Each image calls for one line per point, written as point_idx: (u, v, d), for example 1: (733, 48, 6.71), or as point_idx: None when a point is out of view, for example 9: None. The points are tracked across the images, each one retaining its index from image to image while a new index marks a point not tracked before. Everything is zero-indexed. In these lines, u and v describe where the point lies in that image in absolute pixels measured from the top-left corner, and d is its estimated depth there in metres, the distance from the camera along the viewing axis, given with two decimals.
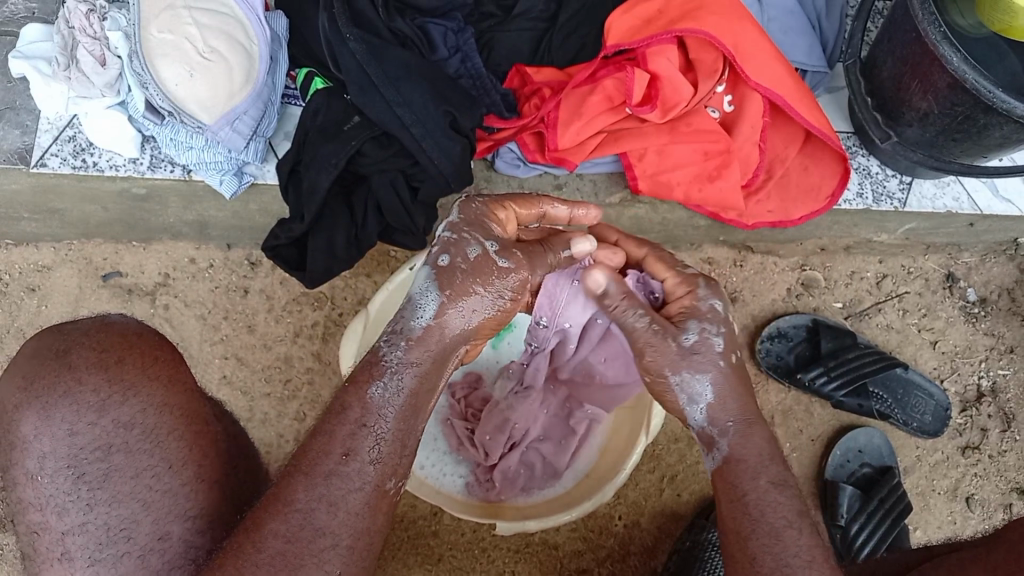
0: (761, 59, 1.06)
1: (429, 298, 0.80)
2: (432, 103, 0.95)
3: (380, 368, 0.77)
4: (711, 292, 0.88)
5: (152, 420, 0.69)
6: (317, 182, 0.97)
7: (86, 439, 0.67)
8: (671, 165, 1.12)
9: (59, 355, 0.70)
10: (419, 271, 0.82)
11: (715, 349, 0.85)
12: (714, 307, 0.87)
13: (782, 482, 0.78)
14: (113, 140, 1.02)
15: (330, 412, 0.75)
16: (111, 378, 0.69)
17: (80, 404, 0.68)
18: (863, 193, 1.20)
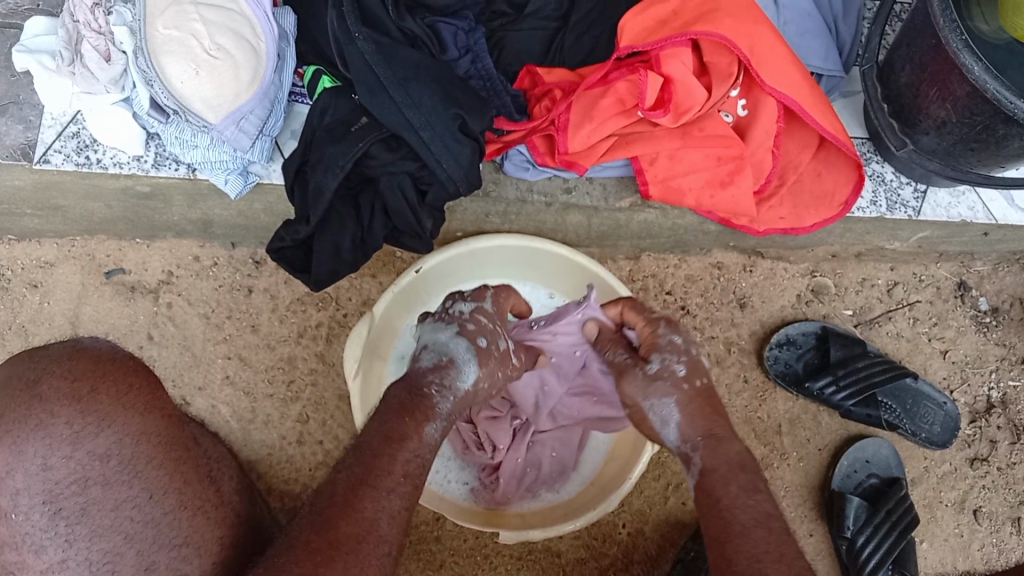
0: (777, 64, 1.05)
1: (469, 366, 0.88)
2: (441, 105, 0.93)
3: (435, 412, 0.83)
4: (671, 326, 0.93)
5: (129, 450, 0.67)
6: (324, 184, 0.96)
7: (62, 473, 0.65)
8: (682, 170, 1.10)
9: (27, 385, 0.66)
10: (457, 338, 0.89)
11: (678, 372, 0.89)
12: (671, 342, 0.91)
13: (754, 491, 0.78)
14: (118, 137, 1.01)
15: (391, 438, 0.78)
16: (83, 410, 0.67)
17: (53, 437, 0.65)
18: (876, 201, 1.19)
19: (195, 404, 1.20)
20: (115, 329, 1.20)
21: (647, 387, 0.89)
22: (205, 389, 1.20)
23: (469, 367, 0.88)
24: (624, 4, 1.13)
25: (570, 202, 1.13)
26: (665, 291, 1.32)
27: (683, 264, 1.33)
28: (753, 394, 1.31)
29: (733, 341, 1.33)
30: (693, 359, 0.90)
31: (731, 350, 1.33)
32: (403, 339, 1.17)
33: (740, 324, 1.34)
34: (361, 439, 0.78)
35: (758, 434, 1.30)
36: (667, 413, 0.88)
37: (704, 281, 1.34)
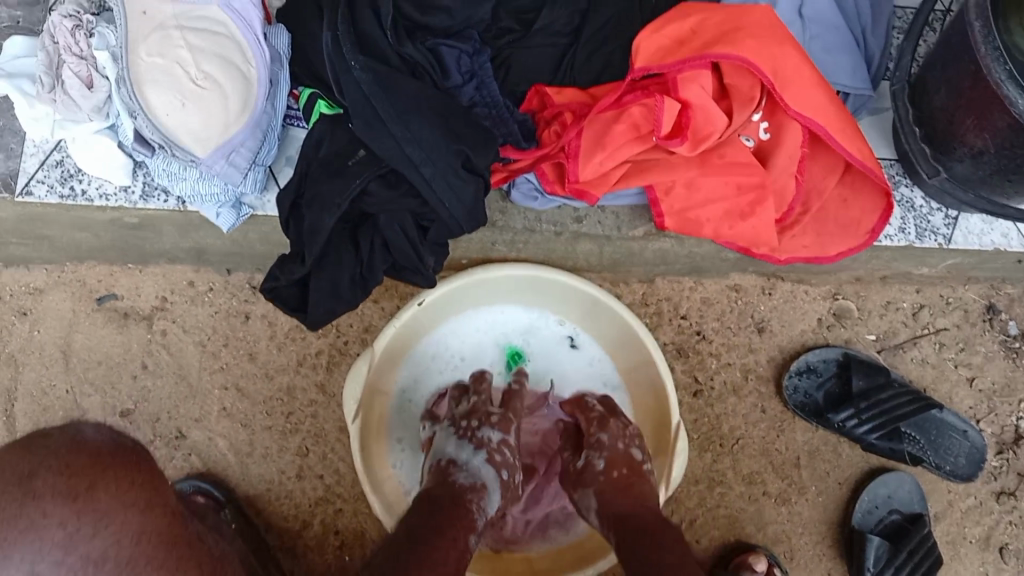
0: (803, 86, 0.98)
1: (495, 493, 0.86)
2: (443, 140, 0.87)
3: (475, 524, 0.79)
4: (603, 421, 0.99)
5: (128, 551, 0.56)
6: (319, 223, 0.90)
7: None
8: (700, 200, 1.03)
9: None
10: (478, 460, 0.88)
11: (599, 466, 0.92)
12: (598, 437, 0.96)
13: (661, 544, 0.75)
14: (103, 167, 0.96)
15: (435, 536, 0.72)
16: None
17: (44, 541, 0.53)
18: (905, 228, 1.12)
19: (191, 436, 1.16)
20: (108, 358, 1.16)
21: (577, 479, 0.93)
22: (202, 421, 1.16)
23: (496, 495, 0.86)
24: (639, 20, 1.06)
25: (580, 232, 1.08)
26: (679, 316, 1.27)
27: (699, 287, 1.27)
28: (770, 424, 1.26)
29: (751, 368, 1.27)
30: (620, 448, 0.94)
31: (748, 377, 1.27)
32: (403, 371, 1.13)
33: (758, 349, 1.28)
34: (401, 532, 0.73)
35: (776, 467, 1.25)
36: (588, 503, 0.89)
37: (720, 304, 1.28)
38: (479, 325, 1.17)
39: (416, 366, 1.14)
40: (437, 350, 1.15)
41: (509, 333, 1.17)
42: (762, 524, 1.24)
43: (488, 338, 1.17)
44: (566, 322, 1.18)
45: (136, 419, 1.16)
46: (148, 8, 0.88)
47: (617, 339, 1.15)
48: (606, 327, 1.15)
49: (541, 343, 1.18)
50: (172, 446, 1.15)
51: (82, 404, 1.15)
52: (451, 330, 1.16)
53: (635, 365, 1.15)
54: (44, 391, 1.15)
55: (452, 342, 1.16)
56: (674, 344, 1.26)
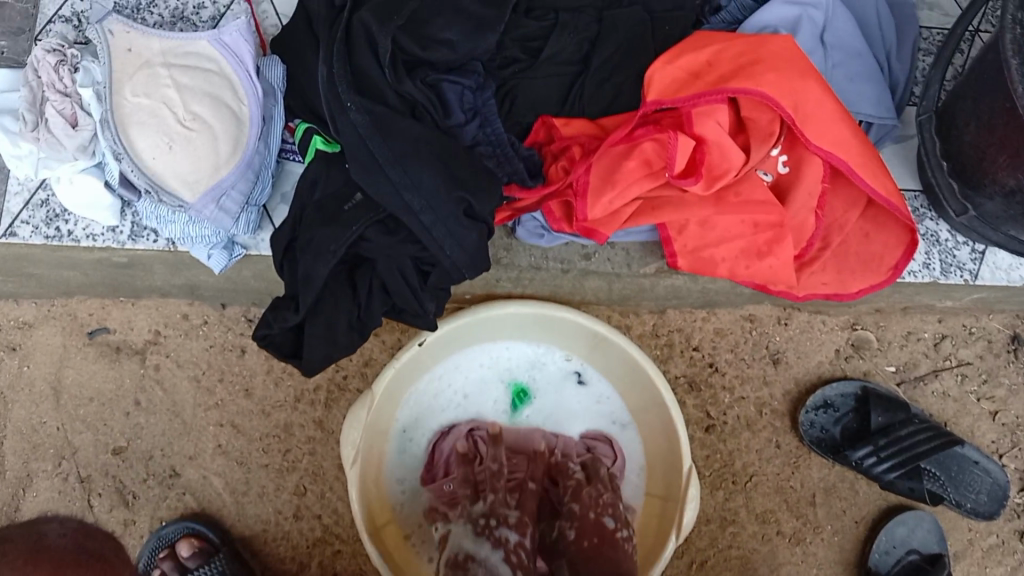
0: (825, 121, 0.93)
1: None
2: (443, 187, 0.82)
3: None
4: (579, 490, 0.99)
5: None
6: (313, 270, 0.85)
7: None
8: (714, 238, 0.98)
9: None
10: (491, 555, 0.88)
11: (570, 535, 0.93)
12: (571, 507, 0.96)
13: None
14: (89, 207, 0.92)
15: None
16: None
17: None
18: (929, 263, 1.07)
19: (185, 475, 1.12)
20: (100, 394, 1.12)
21: (554, 552, 0.95)
22: (197, 459, 1.13)
23: None
24: (653, 47, 1.01)
25: (589, 269, 1.02)
26: (691, 347, 1.22)
27: (712, 317, 1.22)
28: (785, 460, 1.22)
29: (765, 402, 1.23)
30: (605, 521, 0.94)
31: (763, 411, 1.23)
32: (404, 409, 1.09)
33: (773, 382, 1.24)
34: None
35: (791, 505, 1.21)
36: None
37: (734, 335, 1.23)
38: (483, 360, 1.13)
39: (417, 403, 1.10)
40: (439, 387, 1.11)
41: (514, 369, 1.13)
42: (776, 565, 1.20)
43: (492, 374, 1.13)
44: (574, 358, 1.14)
45: (129, 458, 1.12)
46: (133, 44, 0.84)
47: (626, 377, 1.10)
48: (615, 365, 1.11)
49: (547, 379, 1.14)
50: (166, 485, 1.12)
51: (74, 442, 1.12)
52: (454, 366, 1.12)
53: (645, 404, 1.10)
54: (35, 428, 1.11)
55: (454, 378, 1.12)
56: (685, 377, 1.22)
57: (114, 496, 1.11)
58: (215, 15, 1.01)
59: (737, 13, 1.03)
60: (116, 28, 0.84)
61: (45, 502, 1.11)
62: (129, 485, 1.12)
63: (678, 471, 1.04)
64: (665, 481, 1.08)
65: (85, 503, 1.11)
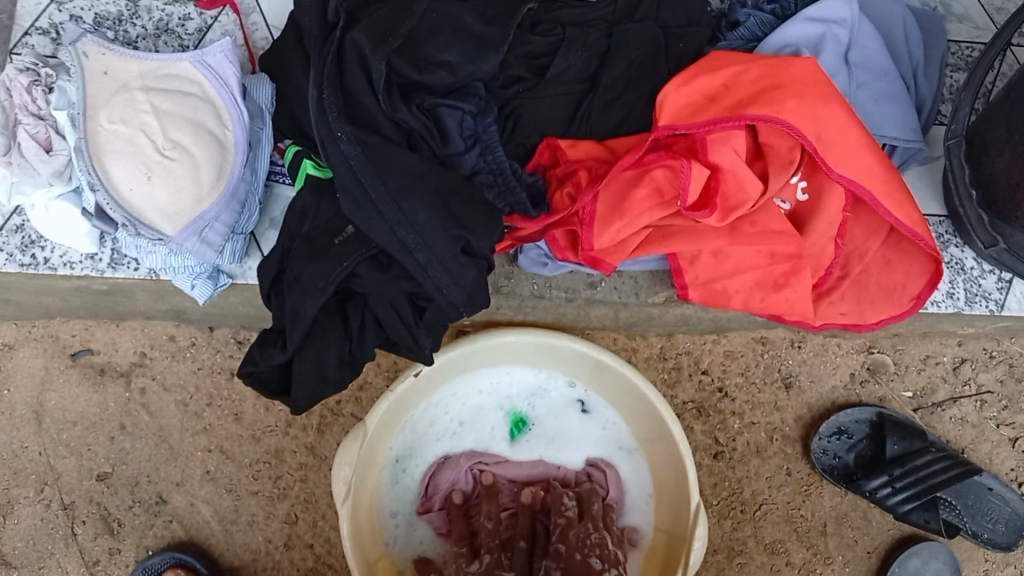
0: (849, 148, 0.87)
1: None
2: (441, 225, 0.77)
3: None
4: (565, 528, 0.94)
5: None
6: (301, 308, 0.80)
7: None
8: (728, 270, 0.93)
9: None
10: None
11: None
12: (556, 548, 0.91)
13: None
14: (65, 234, 0.87)
15: None
16: None
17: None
18: (953, 293, 1.02)
19: (172, 502, 1.08)
20: (83, 417, 1.08)
21: None
22: (184, 486, 1.08)
23: None
24: (665, 65, 0.95)
25: (594, 298, 0.97)
26: (699, 371, 1.17)
27: (722, 340, 1.17)
28: (796, 488, 1.17)
29: (776, 427, 1.18)
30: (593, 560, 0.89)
31: (773, 437, 1.18)
32: (399, 439, 1.04)
33: (784, 407, 1.19)
34: None
35: (800, 535, 1.17)
36: None
37: (744, 358, 1.18)
38: (482, 386, 1.08)
39: (412, 432, 1.05)
40: (435, 414, 1.06)
41: (514, 396, 1.09)
42: None
43: (491, 401, 1.08)
44: (577, 384, 1.09)
45: (114, 484, 1.08)
46: (109, 66, 0.79)
47: (631, 406, 1.06)
48: (620, 393, 1.06)
49: (548, 405, 1.09)
50: (152, 513, 1.08)
51: (56, 467, 1.07)
52: (452, 393, 1.07)
53: (651, 434, 1.05)
54: (16, 453, 1.07)
55: (452, 404, 1.07)
56: (693, 402, 1.17)
57: (98, 524, 1.07)
58: (201, 28, 0.96)
59: (756, 29, 0.97)
60: (90, 50, 0.79)
61: (27, 530, 1.07)
62: (114, 513, 1.08)
63: (685, 507, 1.00)
64: (671, 515, 1.03)
65: (69, 530, 1.07)
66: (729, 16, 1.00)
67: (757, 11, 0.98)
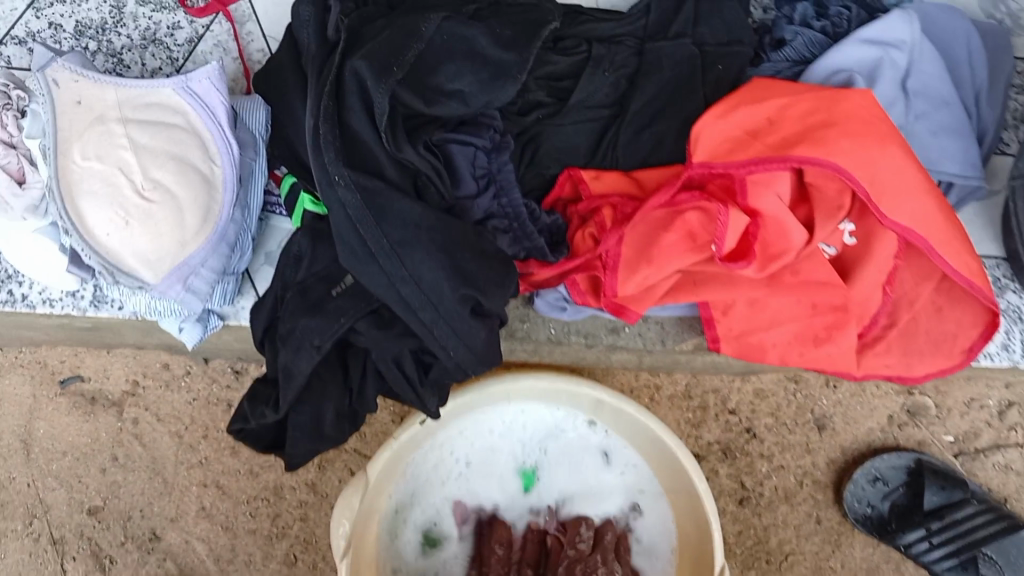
0: (906, 194, 0.78)
1: None
2: (447, 282, 0.69)
3: None
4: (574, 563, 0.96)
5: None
6: (295, 366, 0.73)
7: None
8: (765, 322, 0.85)
9: None
10: None
11: None
12: None
13: None
14: (42, 271, 0.80)
15: None
16: None
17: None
18: (1008, 344, 0.93)
19: (166, 538, 1.03)
20: (74, 448, 1.02)
21: None
22: (178, 522, 1.03)
23: None
24: (702, 90, 0.86)
25: (616, 345, 0.89)
26: (727, 411, 1.10)
27: (752, 379, 1.10)
28: (826, 538, 1.10)
29: (808, 472, 1.10)
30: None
31: (804, 483, 1.10)
32: (400, 485, 0.96)
33: (816, 450, 1.11)
34: None
35: None
36: None
37: (775, 397, 1.10)
38: (492, 426, 1.00)
39: (415, 476, 0.97)
40: (441, 456, 0.99)
41: (528, 436, 1.01)
42: None
43: (503, 441, 1.01)
44: (596, 425, 1.00)
45: (105, 518, 1.02)
46: (83, 96, 0.72)
47: (654, 454, 0.97)
48: (642, 439, 0.97)
49: (565, 446, 1.01)
50: (145, 550, 1.02)
51: (46, 499, 1.02)
52: (459, 433, 0.99)
53: (674, 484, 0.96)
54: (4, 484, 1.02)
55: (459, 445, 0.99)
56: (719, 444, 1.10)
57: (88, 561, 1.02)
58: (192, 38, 0.88)
59: (804, 50, 0.88)
60: (61, 77, 0.72)
61: (14, 564, 1.02)
62: (106, 549, 1.02)
63: (706, 565, 0.93)
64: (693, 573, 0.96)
65: (58, 566, 1.02)
66: (773, 33, 0.90)
67: (806, 29, 0.88)
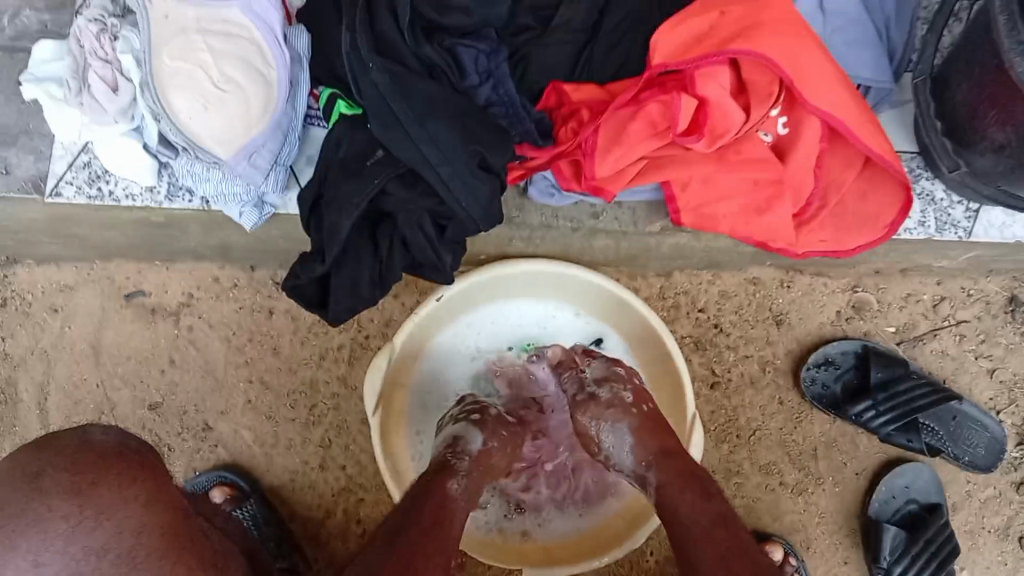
0: (821, 81, 0.97)
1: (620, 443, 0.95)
2: (460, 141, 0.89)
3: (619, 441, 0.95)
4: (592, 407, 0.99)
5: (129, 544, 0.65)
6: (338, 222, 0.92)
7: (52, 569, 0.63)
8: (717, 196, 1.04)
9: (30, 477, 0.66)
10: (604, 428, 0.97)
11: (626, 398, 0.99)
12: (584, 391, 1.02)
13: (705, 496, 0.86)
14: (129, 168, 0.98)
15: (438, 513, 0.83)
16: (81, 503, 0.65)
17: (48, 530, 0.64)
18: (924, 222, 1.13)
19: (218, 428, 1.19)
20: (137, 352, 1.19)
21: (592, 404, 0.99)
22: (228, 414, 1.19)
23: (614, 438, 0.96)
24: (657, 17, 1.06)
25: (596, 228, 1.10)
26: (697, 309, 1.27)
27: (717, 280, 1.27)
28: (788, 416, 1.27)
29: (769, 361, 1.28)
30: (633, 411, 0.97)
31: (766, 369, 1.28)
32: (421, 368, 1.15)
33: (776, 342, 1.28)
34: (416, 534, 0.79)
35: (793, 458, 1.26)
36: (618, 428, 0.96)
37: (739, 297, 1.28)
38: (495, 317, 1.18)
39: (434, 361, 1.16)
40: (455, 345, 1.17)
41: (525, 326, 1.18)
42: (779, 514, 1.26)
43: (505, 328, 1.18)
44: (581, 313, 1.18)
45: (165, 412, 1.19)
46: (170, 12, 0.90)
47: (632, 329, 1.16)
48: (621, 317, 1.16)
49: (558, 329, 1.18)
50: (200, 438, 1.18)
51: (112, 398, 1.18)
52: (468, 326, 1.17)
53: (653, 353, 1.14)
54: (76, 384, 1.18)
55: (470, 336, 1.17)
56: (691, 337, 1.27)
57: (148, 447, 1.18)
58: None
59: None
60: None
61: None
62: (165, 438, 1.18)
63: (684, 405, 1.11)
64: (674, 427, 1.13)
65: None
66: None
67: None
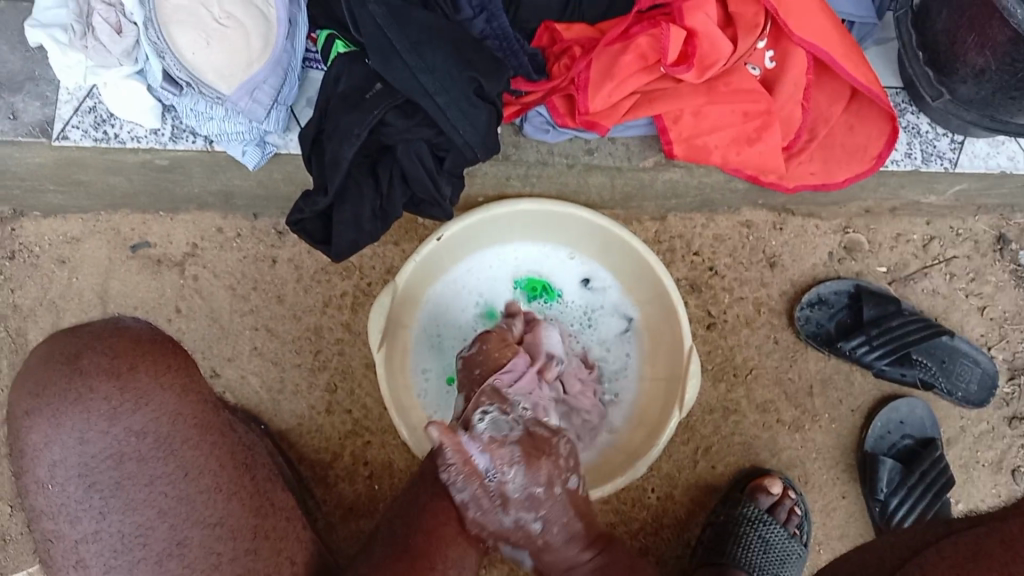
0: (806, 11, 1.00)
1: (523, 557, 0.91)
2: (456, 69, 0.92)
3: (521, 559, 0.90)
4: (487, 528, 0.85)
5: (166, 428, 0.71)
6: (340, 153, 0.94)
7: (97, 447, 0.70)
8: (708, 127, 1.06)
9: (71, 358, 0.72)
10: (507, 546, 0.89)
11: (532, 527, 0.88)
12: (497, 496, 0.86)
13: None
14: (133, 110, 1.00)
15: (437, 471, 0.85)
16: (122, 385, 0.71)
17: (91, 411, 0.70)
18: (911, 153, 1.15)
19: (224, 374, 1.21)
20: (143, 302, 1.21)
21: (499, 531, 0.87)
22: (234, 360, 1.21)
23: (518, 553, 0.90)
24: None
25: (591, 164, 1.13)
26: (692, 252, 1.30)
27: (711, 223, 1.30)
28: (784, 354, 1.30)
29: (763, 301, 1.30)
30: (546, 537, 0.88)
31: (761, 310, 1.30)
32: (423, 311, 1.19)
33: (770, 284, 1.31)
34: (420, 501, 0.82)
35: (790, 395, 1.29)
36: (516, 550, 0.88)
37: (732, 240, 1.31)
38: (492, 261, 1.22)
39: (436, 304, 1.20)
40: (455, 289, 1.21)
41: (521, 269, 1.22)
42: (777, 449, 1.28)
43: (503, 272, 1.22)
44: (575, 256, 1.22)
45: None
46: None
47: (624, 266, 1.19)
48: (614, 256, 1.19)
49: (554, 272, 1.22)
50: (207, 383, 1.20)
51: None
52: (468, 271, 1.21)
53: (646, 290, 1.18)
54: None
55: (469, 281, 1.21)
56: (687, 279, 1.30)
57: None
58: None
59: None
60: None
61: None
62: None
63: (678, 341, 1.13)
64: (668, 365, 1.16)
65: None
66: None
67: None
